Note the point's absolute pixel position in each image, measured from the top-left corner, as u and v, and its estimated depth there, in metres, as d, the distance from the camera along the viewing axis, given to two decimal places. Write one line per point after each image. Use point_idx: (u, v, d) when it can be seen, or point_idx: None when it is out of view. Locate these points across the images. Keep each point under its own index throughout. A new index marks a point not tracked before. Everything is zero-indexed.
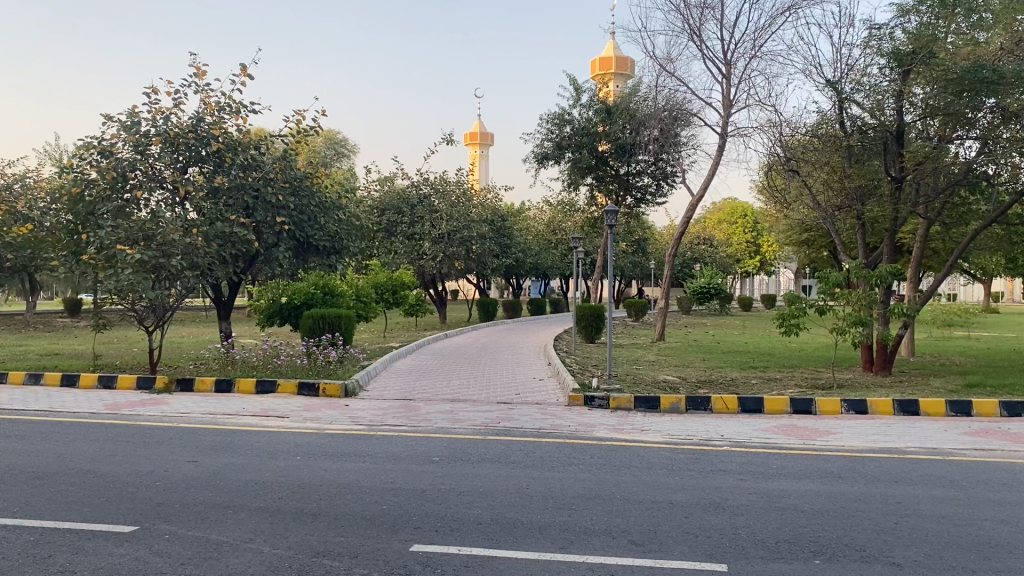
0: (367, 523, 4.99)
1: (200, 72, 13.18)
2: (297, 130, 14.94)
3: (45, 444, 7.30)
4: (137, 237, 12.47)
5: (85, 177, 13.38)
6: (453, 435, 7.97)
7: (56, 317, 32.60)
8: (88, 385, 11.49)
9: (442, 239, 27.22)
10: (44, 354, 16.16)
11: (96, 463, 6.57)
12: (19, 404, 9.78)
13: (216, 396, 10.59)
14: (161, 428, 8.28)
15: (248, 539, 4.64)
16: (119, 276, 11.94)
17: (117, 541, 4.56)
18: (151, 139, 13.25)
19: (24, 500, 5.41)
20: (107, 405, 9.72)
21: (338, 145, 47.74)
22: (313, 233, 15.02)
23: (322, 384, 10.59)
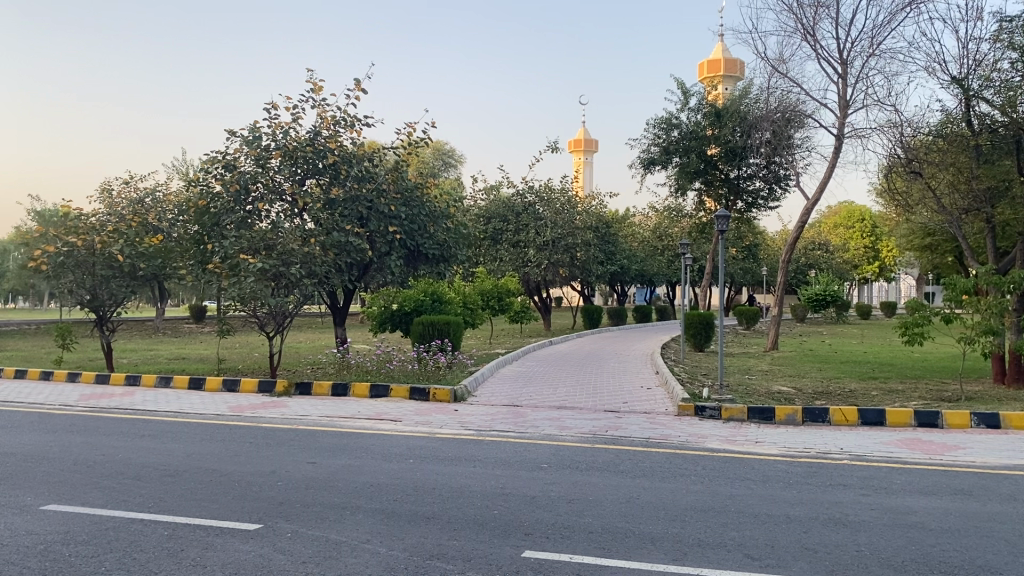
0: (479, 527, 5.05)
1: (316, 88, 13.65)
2: (407, 142, 15.32)
3: (175, 444, 7.71)
4: (258, 247, 13.05)
5: (211, 191, 14.10)
6: (562, 442, 7.98)
7: (183, 323, 34.37)
8: (213, 389, 12.05)
9: (547, 246, 27.26)
10: (173, 358, 17.12)
11: (222, 463, 6.90)
12: (151, 406, 10.34)
13: (332, 399, 10.93)
14: (281, 430, 8.62)
15: (364, 539, 4.78)
16: (241, 284, 12.52)
17: (243, 538, 4.78)
18: (271, 153, 13.90)
19: (157, 497, 5.72)
20: (231, 407, 10.18)
21: (446, 155, 48.55)
22: (423, 242, 15.40)
23: (432, 388, 10.78)
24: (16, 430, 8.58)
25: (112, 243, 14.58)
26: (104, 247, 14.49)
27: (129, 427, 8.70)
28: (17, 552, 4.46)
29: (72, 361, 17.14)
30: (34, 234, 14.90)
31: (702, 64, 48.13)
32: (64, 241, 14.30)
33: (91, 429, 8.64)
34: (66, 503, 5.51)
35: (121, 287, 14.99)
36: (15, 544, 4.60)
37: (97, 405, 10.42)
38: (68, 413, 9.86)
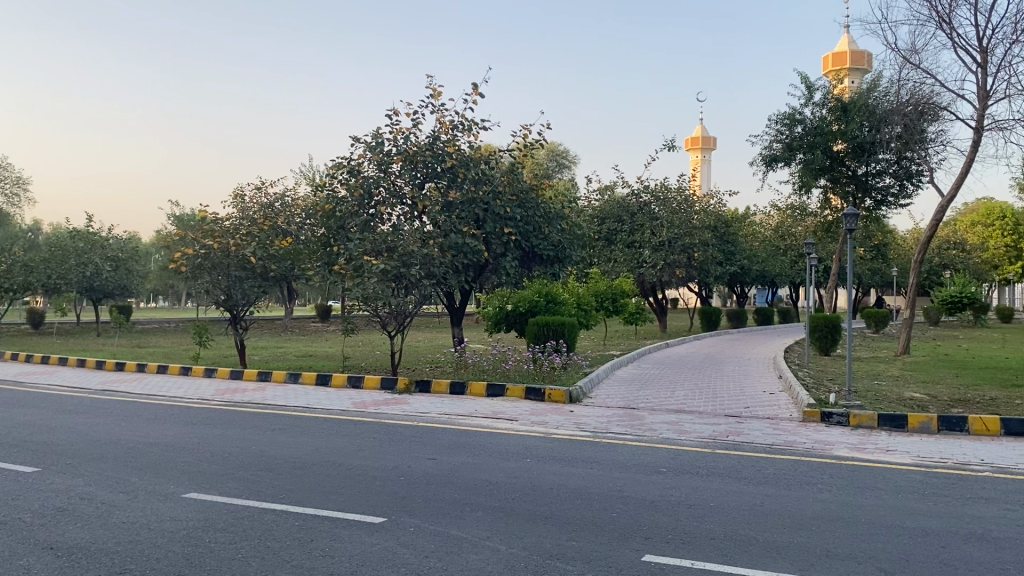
0: (597, 529, 5.04)
1: (435, 94, 13.96)
2: (522, 144, 15.43)
3: (303, 438, 8.04)
4: (380, 249, 13.40)
5: (336, 196, 14.66)
6: (681, 446, 7.86)
7: (309, 322, 35.74)
8: (339, 385, 12.51)
9: (663, 247, 26.91)
10: (301, 356, 17.86)
11: (347, 457, 7.14)
12: (281, 401, 10.83)
13: (450, 398, 11.12)
14: (402, 426, 8.85)
15: (485, 537, 4.84)
16: (364, 285, 12.97)
17: (368, 530, 4.93)
18: (393, 159, 14.29)
19: (287, 488, 5.99)
20: (355, 403, 10.52)
21: (560, 156, 48.71)
22: (538, 243, 15.48)
23: (548, 388, 10.82)
24: (159, 421, 9.15)
25: (245, 245, 15.33)
26: (238, 250, 15.27)
27: (260, 421, 9.13)
28: (162, 536, 4.75)
29: (208, 357, 18.16)
30: (176, 237, 15.87)
31: (827, 57, 46.41)
32: (202, 244, 15.18)
33: (226, 422, 9.13)
34: (205, 492, 5.83)
35: (254, 287, 15.77)
36: (161, 529, 4.90)
37: (232, 400, 10.99)
38: (206, 406, 10.44)
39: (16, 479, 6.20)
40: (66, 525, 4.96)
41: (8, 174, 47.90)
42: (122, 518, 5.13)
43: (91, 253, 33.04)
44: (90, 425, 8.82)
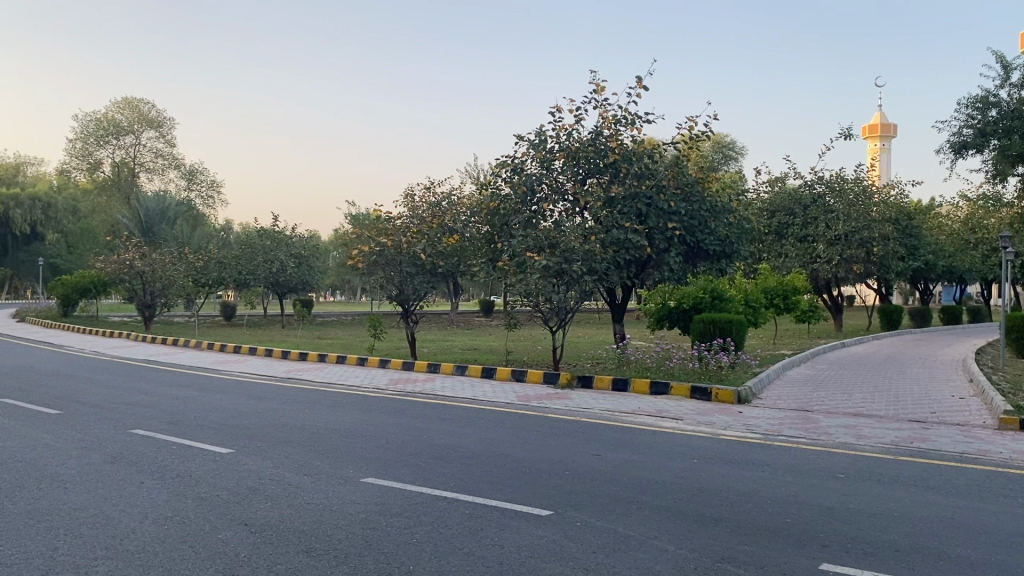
0: (770, 534, 4.86)
1: (598, 89, 13.93)
2: (687, 137, 15.11)
3: (471, 430, 8.25)
4: (542, 245, 13.39)
5: (501, 194, 14.98)
6: (859, 452, 7.45)
7: (474, 317, 36.64)
8: (503, 378, 12.74)
9: (839, 241, 25.56)
10: (466, 349, 18.32)
11: (514, 449, 7.25)
12: (449, 392, 11.16)
13: (614, 394, 11.07)
14: (566, 421, 8.89)
15: (652, 536, 4.78)
16: (527, 281, 13.13)
17: (536, 523, 4.99)
18: (555, 156, 14.40)
19: (456, 477, 6.16)
20: (519, 397, 10.68)
21: (727, 148, 47.35)
22: (703, 238, 15.13)
23: (715, 389, 10.54)
24: (337, 408, 9.66)
25: (416, 242, 15.91)
26: (409, 247, 15.84)
27: (429, 411, 9.45)
28: (343, 518, 5.01)
29: (382, 349, 19.02)
30: (353, 235, 16.72)
31: None
32: (377, 242, 15.92)
33: (398, 411, 9.52)
34: (381, 477, 6.11)
35: (423, 283, 16.33)
36: (341, 511, 5.17)
37: (404, 390, 11.44)
38: (379, 395, 10.93)
39: (214, 458, 6.73)
40: (258, 503, 5.34)
41: (205, 177, 51.98)
42: (308, 499, 5.45)
43: (277, 250, 35.36)
44: (277, 411, 9.45)
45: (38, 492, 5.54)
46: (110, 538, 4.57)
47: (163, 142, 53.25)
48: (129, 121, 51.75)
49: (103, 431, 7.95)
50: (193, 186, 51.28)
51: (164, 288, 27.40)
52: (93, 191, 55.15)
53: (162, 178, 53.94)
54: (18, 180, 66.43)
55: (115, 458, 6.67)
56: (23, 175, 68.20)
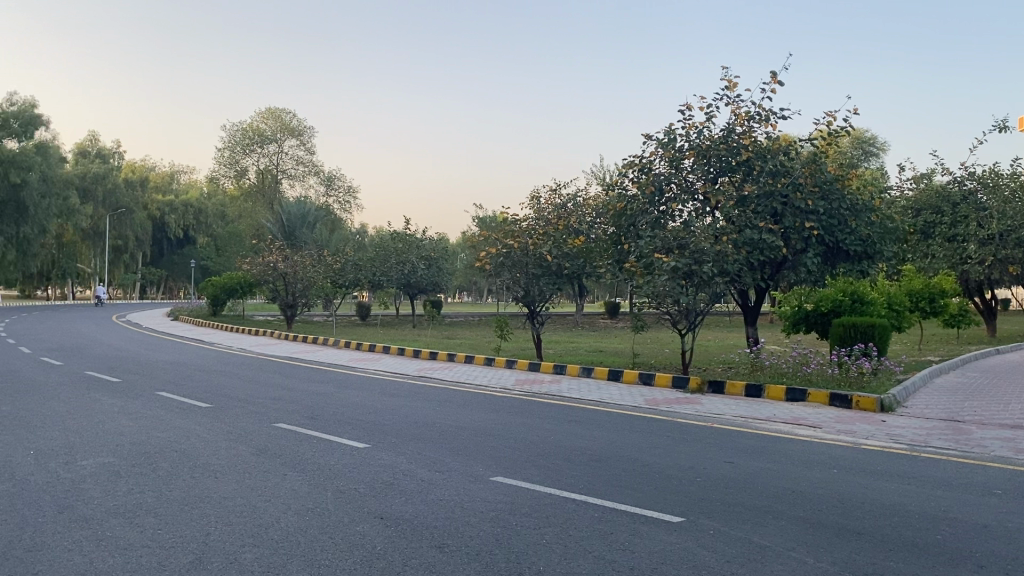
0: (918, 551, 4.59)
1: (730, 85, 13.59)
2: (826, 133, 14.51)
3: (599, 432, 8.20)
4: (671, 245, 13.15)
5: (628, 194, 14.88)
6: (1017, 466, 6.94)
7: (600, 319, 36.44)
8: (631, 381, 12.61)
9: (993, 240, 23.88)
10: (592, 351, 18.23)
11: (644, 453, 7.16)
12: (577, 394, 11.14)
13: (747, 400, 10.76)
14: (697, 426, 8.69)
15: (790, 547, 4.61)
16: (655, 283, 12.93)
17: (667, 529, 4.90)
18: (685, 155, 14.14)
19: (585, 479, 6.14)
20: (648, 400, 10.54)
21: (868, 145, 45.21)
22: (843, 237, 14.47)
23: (855, 396, 10.06)
24: (467, 407, 9.81)
25: (542, 243, 15.94)
26: (536, 248, 15.89)
27: (557, 412, 9.46)
28: (474, 515, 5.08)
29: (508, 349, 19.22)
30: (481, 237, 17.00)
31: None
32: (504, 244, 16.12)
33: (526, 411, 9.57)
34: (511, 476, 6.16)
35: (550, 284, 16.35)
36: (473, 508, 5.24)
37: (531, 390, 11.50)
38: (508, 395, 11.05)
39: (352, 453, 6.97)
40: (392, 498, 5.48)
41: (342, 183, 54.03)
42: (440, 495, 5.56)
43: (409, 253, 36.39)
44: (409, 408, 9.70)
45: (193, 481, 5.89)
46: (257, 527, 4.79)
47: (304, 150, 55.74)
48: (272, 131, 54.52)
49: (249, 423, 8.40)
50: (331, 192, 53.48)
51: (304, 288, 28.72)
52: (239, 197, 58.39)
53: (302, 184, 56.44)
54: (174, 187, 71.12)
55: (259, 450, 7.02)
56: (178, 183, 72.99)
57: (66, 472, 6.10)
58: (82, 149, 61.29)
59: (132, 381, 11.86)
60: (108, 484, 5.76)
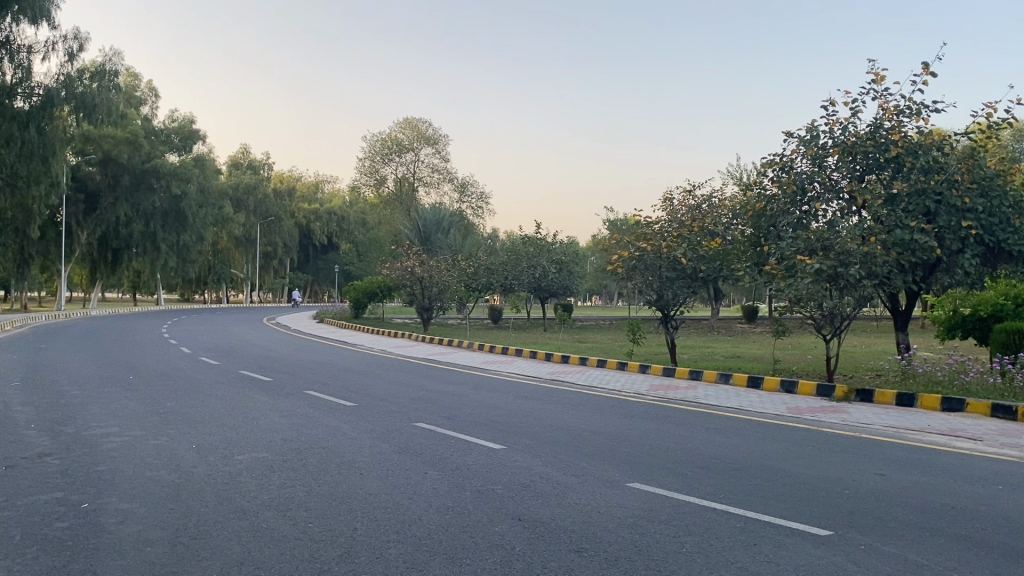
0: None
1: (878, 78, 12.95)
2: (984, 126, 13.60)
3: (740, 440, 7.97)
4: (815, 247, 12.67)
5: (768, 194, 14.46)
6: None
7: (737, 323, 35.52)
8: (771, 388, 12.20)
9: None
10: (730, 357, 17.78)
11: (787, 463, 6.91)
12: (715, 400, 10.88)
13: (899, 410, 10.18)
14: (844, 436, 8.31)
15: (951, 568, 4.32)
16: (798, 286, 12.43)
17: (814, 542, 4.69)
18: (829, 152, 13.59)
19: (725, 488, 5.98)
20: (790, 408, 10.17)
21: None
22: (1005, 237, 13.46)
23: (1021, 407, 9.35)
24: (601, 412, 9.77)
25: (676, 246, 15.57)
26: (669, 252, 15.55)
27: (694, 419, 9.27)
28: (612, 521, 5.04)
29: (641, 354, 19.02)
30: (613, 240, 16.86)
31: None
32: (636, 247, 15.88)
33: (663, 417, 9.43)
34: (648, 483, 6.08)
35: (685, 288, 15.96)
36: (610, 514, 5.20)
37: (666, 396, 11.30)
38: (643, 401, 10.91)
39: (488, 454, 7.07)
40: (529, 500, 5.52)
41: (475, 190, 55.04)
42: (577, 500, 5.55)
43: (540, 256, 36.85)
44: (544, 411, 9.75)
45: (339, 477, 6.13)
46: (401, 523, 4.93)
47: (439, 158, 57.15)
48: (409, 140, 56.28)
49: (390, 422, 8.67)
50: (464, 199, 54.62)
51: (439, 292, 29.44)
52: (379, 205, 60.52)
53: (437, 192, 57.85)
54: (318, 196, 74.59)
55: (400, 449, 7.23)
56: (322, 192, 76.43)
57: (224, 466, 6.47)
58: (236, 162, 65.25)
59: (282, 380, 12.49)
60: (262, 477, 6.08)
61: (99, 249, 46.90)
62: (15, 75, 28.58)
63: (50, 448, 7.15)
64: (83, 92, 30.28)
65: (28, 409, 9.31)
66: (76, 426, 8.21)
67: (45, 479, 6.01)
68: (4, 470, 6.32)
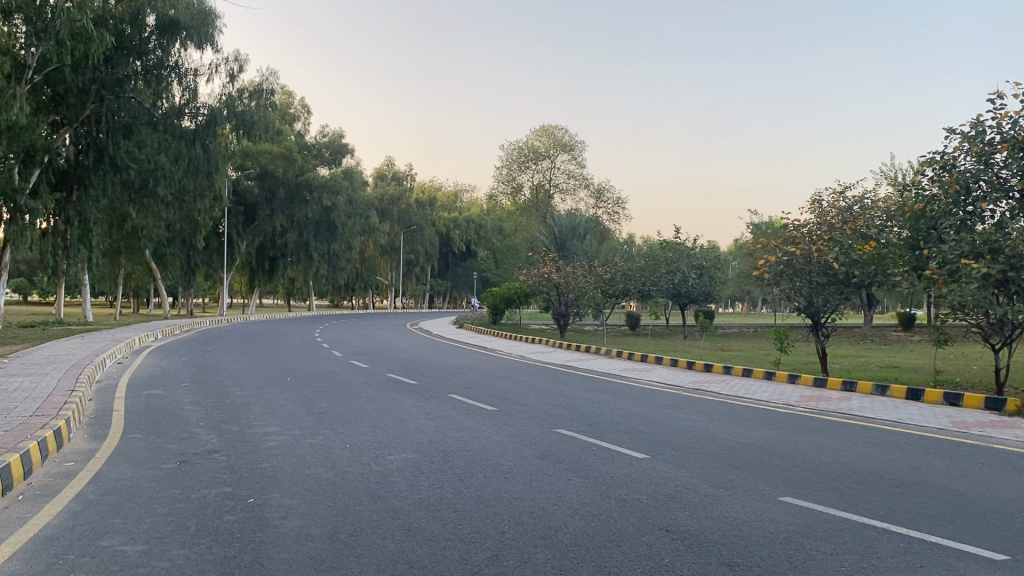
0: None
1: None
2: None
3: (901, 455, 7.53)
4: (982, 250, 11.84)
5: (928, 194, 13.67)
6: None
7: (891, 331, 33.65)
8: (933, 401, 11.48)
9: None
10: (886, 367, 16.88)
11: (955, 481, 6.48)
12: (871, 413, 10.35)
13: None
14: (1018, 454, 7.70)
15: None
16: (962, 292, 11.64)
17: (987, 567, 4.37)
18: (997, 148, 12.66)
19: (885, 505, 5.67)
20: (956, 423, 9.53)
21: None
22: None
23: None
24: (749, 422, 9.48)
25: (828, 250, 14.99)
26: (820, 255, 15.00)
27: (849, 432, 8.85)
28: (765, 536, 4.87)
29: (789, 363, 18.35)
30: (759, 245, 16.43)
31: None
32: (784, 251, 15.47)
33: (815, 429, 9.06)
34: (800, 497, 5.85)
35: (837, 294, 15.32)
36: (763, 528, 5.03)
37: (817, 408, 10.84)
38: (792, 411, 10.51)
39: (633, 463, 7.00)
40: (676, 511, 5.41)
41: (612, 195, 54.76)
42: (725, 512, 5.40)
43: (679, 262, 36.30)
44: (688, 421, 9.56)
45: (485, 480, 6.23)
46: (547, 529, 4.95)
47: (575, 164, 57.24)
48: (546, 147, 56.58)
49: (534, 428, 8.74)
50: (601, 204, 54.46)
51: (575, 299, 29.34)
52: (516, 213, 61.25)
53: (573, 198, 57.92)
54: (459, 205, 76.26)
55: (545, 454, 7.27)
56: (461, 201, 78.13)
57: (375, 466, 6.72)
58: (381, 174, 67.69)
59: (427, 384, 12.84)
60: (412, 478, 6.26)
61: (257, 257, 49.71)
62: (183, 97, 30.83)
63: (218, 445, 7.63)
64: (243, 111, 31.97)
65: (197, 408, 9.99)
66: (240, 425, 8.75)
67: (214, 474, 6.43)
68: (179, 465, 6.81)
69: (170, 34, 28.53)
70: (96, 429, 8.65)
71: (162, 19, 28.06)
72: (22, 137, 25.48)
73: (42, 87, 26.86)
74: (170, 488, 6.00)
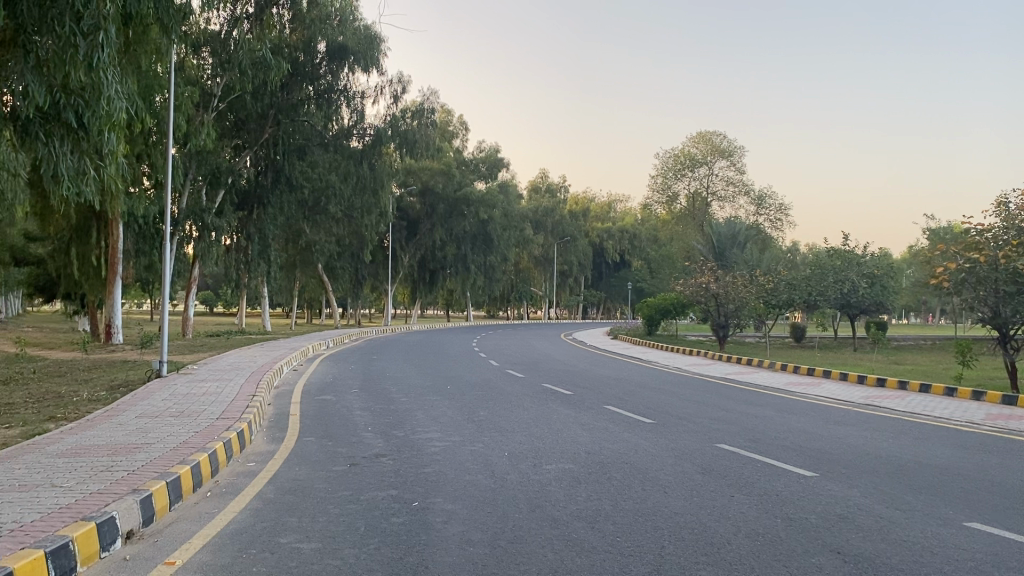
0: None
1: None
2: None
3: None
4: None
5: None
6: None
7: None
8: None
9: None
10: None
11: None
12: None
13: None
14: None
15: None
16: None
17: None
18: None
19: None
20: None
21: None
22: None
23: None
24: (927, 441, 8.85)
25: (1017, 256, 13.79)
26: (1008, 262, 13.83)
27: None
28: (948, 564, 4.53)
29: (972, 377, 17.01)
30: (938, 251, 15.35)
31: None
32: (967, 257, 14.32)
33: (1006, 450, 8.33)
34: (987, 523, 5.40)
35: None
36: (945, 555, 4.69)
37: (1005, 427, 9.99)
38: (978, 430, 9.73)
39: (798, 480, 6.72)
40: (848, 533, 5.13)
41: (773, 202, 52.85)
42: (903, 537, 5.07)
43: (848, 270, 34.54)
44: (859, 438, 9.05)
45: (643, 493, 6.15)
46: (709, 545, 4.82)
47: (735, 171, 55.70)
48: (703, 154, 55.40)
49: (694, 442, 8.56)
50: (761, 211, 52.71)
51: (736, 309, 28.47)
52: (671, 221, 60.29)
53: (732, 205, 56.29)
54: (612, 215, 76.10)
55: (704, 469, 7.11)
56: (615, 211, 77.90)
57: (534, 474, 6.78)
58: (535, 186, 68.47)
59: (583, 395, 12.85)
60: (569, 488, 6.26)
61: (419, 269, 51.45)
62: (352, 119, 32.05)
63: (385, 449, 7.95)
64: (406, 130, 33.12)
65: (365, 414, 10.45)
66: (404, 431, 9.07)
67: (381, 477, 6.68)
68: (349, 468, 7.13)
69: (339, 58, 29.66)
70: (274, 431, 9.24)
71: (332, 44, 29.06)
72: (209, 160, 28.06)
73: (227, 114, 29.09)
74: (342, 489, 6.31)
